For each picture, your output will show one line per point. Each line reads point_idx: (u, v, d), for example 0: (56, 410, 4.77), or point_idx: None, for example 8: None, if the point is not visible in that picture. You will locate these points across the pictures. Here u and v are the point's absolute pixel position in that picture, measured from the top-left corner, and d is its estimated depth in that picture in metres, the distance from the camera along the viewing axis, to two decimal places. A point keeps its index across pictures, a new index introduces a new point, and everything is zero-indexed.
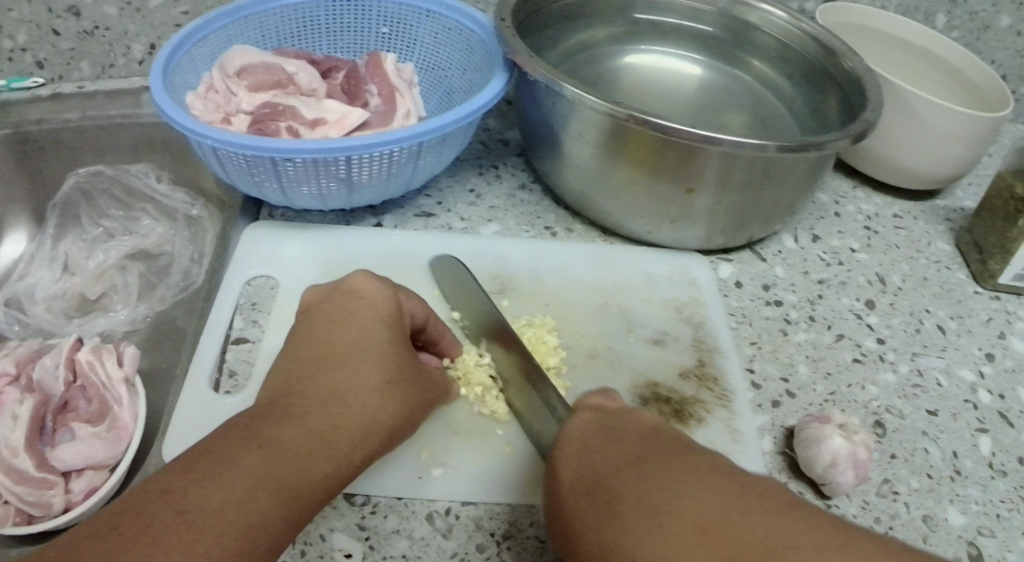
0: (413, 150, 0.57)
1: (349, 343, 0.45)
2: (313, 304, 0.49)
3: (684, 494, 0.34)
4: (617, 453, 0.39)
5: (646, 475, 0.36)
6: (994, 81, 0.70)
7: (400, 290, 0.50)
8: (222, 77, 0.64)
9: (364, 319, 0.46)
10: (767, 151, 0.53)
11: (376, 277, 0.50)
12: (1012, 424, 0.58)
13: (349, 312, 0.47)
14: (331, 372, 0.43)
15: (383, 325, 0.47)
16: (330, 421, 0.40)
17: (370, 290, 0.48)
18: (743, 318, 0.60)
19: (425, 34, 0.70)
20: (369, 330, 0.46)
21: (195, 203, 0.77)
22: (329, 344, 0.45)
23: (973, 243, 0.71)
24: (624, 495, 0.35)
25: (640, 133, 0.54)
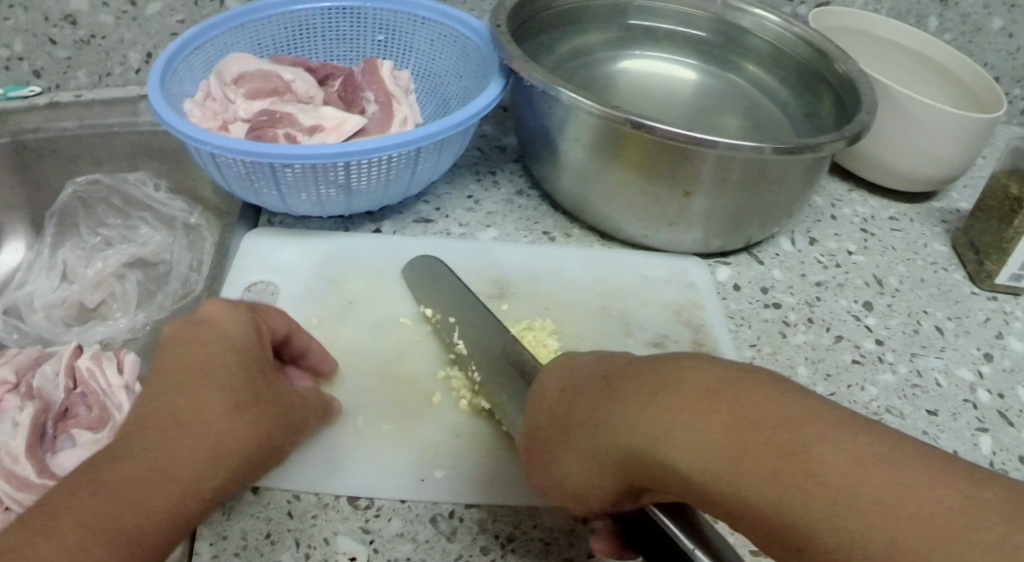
0: (410, 155, 0.58)
1: (196, 369, 0.41)
2: (167, 332, 0.44)
3: (694, 383, 0.30)
4: (590, 387, 0.36)
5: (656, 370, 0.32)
6: (987, 84, 0.70)
7: (253, 314, 0.46)
8: (219, 85, 0.65)
9: (212, 345, 0.42)
10: (763, 153, 0.53)
11: (229, 302, 0.45)
12: (1012, 423, 0.59)
13: (195, 336, 0.43)
14: (176, 399, 0.39)
15: (232, 351, 0.42)
16: (174, 453, 0.37)
17: (220, 316, 0.44)
18: (742, 320, 0.60)
19: (421, 41, 0.70)
20: (213, 355, 0.41)
21: (193, 211, 0.76)
22: (178, 372, 0.40)
23: (969, 245, 0.71)
24: (625, 395, 0.32)
25: (637, 136, 0.54)
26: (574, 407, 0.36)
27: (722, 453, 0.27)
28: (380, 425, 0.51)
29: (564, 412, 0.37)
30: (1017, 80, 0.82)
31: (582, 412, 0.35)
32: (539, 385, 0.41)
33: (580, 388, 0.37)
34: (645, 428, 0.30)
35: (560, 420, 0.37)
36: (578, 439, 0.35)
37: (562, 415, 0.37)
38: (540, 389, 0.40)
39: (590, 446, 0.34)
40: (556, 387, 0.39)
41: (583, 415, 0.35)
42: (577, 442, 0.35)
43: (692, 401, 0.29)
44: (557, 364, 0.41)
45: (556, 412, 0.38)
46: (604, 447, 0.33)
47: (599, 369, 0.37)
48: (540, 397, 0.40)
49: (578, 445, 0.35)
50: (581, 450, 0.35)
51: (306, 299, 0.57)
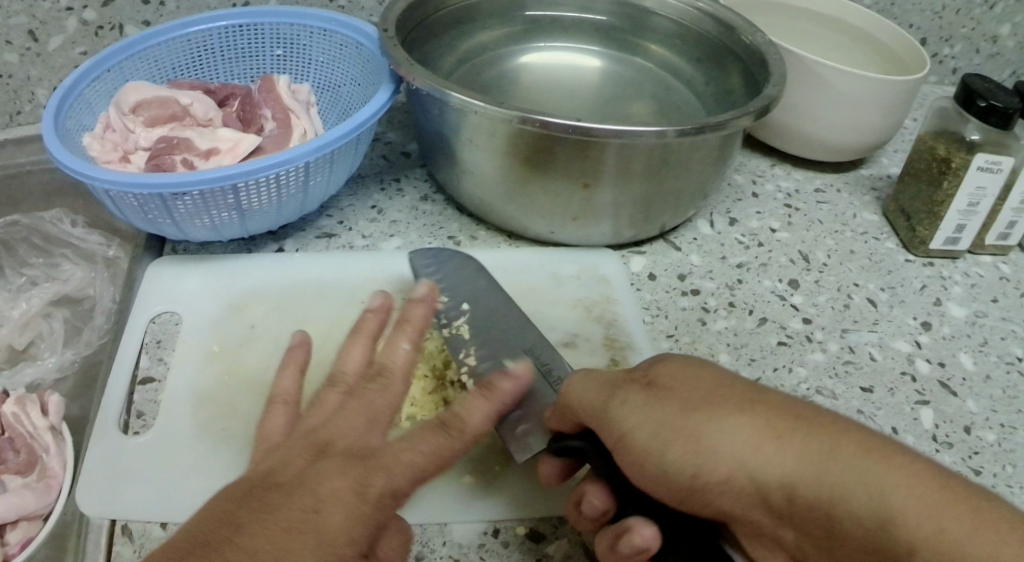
0: (301, 171, 0.56)
1: (285, 550, 0.30)
2: (285, 471, 0.35)
3: (815, 444, 0.34)
4: (695, 383, 0.38)
5: (776, 411, 0.36)
6: (908, 44, 0.69)
7: (372, 512, 0.34)
8: (118, 115, 0.63)
9: (305, 537, 0.31)
10: (666, 138, 0.52)
11: (360, 479, 0.34)
12: (955, 393, 0.58)
13: (294, 513, 0.32)
14: (267, 519, 0.31)
15: (325, 555, 0.31)
16: (277, 550, 0.30)
17: (335, 498, 0.33)
18: (659, 311, 0.58)
19: (319, 52, 0.70)
20: (309, 552, 0.31)
21: (110, 243, 0.74)
22: (257, 552, 0.30)
23: (900, 211, 0.70)
24: (748, 416, 0.36)
25: (536, 134, 0.53)
26: (750, 386, 0.38)
27: (874, 494, 0.32)
28: None
29: (738, 385, 0.38)
30: (944, 40, 0.81)
31: (757, 389, 0.38)
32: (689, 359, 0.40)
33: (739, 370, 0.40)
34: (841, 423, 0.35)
35: (726, 391, 0.37)
36: (776, 411, 0.36)
37: (730, 385, 0.38)
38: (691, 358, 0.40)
39: (790, 415, 0.36)
40: (709, 363, 0.40)
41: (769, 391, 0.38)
42: (770, 414, 0.36)
43: (836, 449, 0.34)
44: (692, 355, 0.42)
45: (727, 381, 0.38)
46: (799, 416, 0.35)
47: (703, 373, 0.39)
48: (661, 370, 0.40)
49: (766, 412, 0.36)
50: (783, 426, 0.35)
51: (209, 327, 0.56)
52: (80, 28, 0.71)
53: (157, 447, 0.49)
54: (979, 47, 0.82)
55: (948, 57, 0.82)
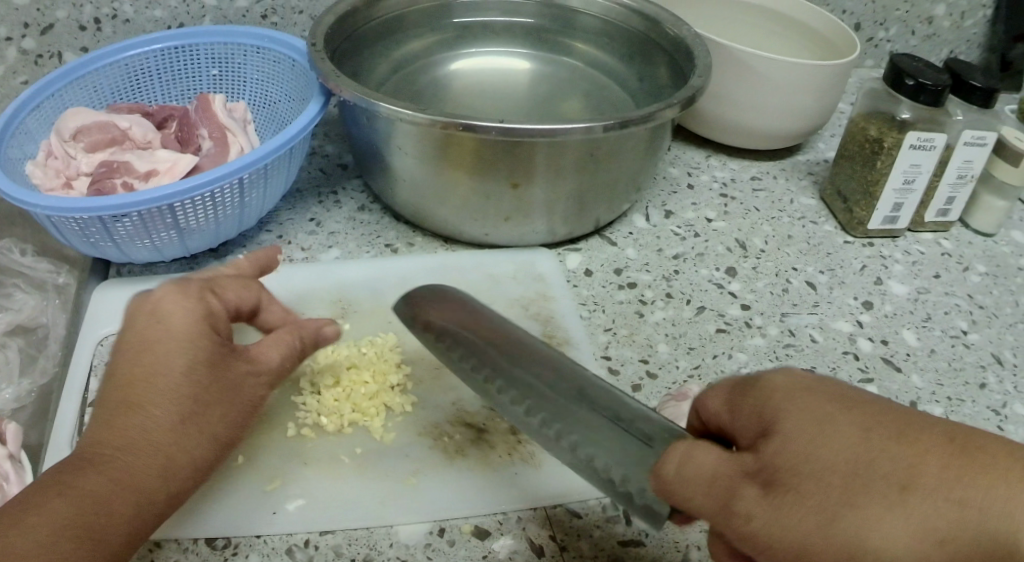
0: (236, 186, 0.57)
1: (148, 368, 0.40)
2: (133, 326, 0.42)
3: (1017, 506, 0.26)
4: (832, 426, 0.28)
5: (949, 462, 0.27)
6: (837, 28, 0.70)
7: (207, 304, 0.43)
8: (58, 142, 0.64)
9: (156, 348, 0.40)
10: (593, 134, 0.53)
11: (180, 287, 0.43)
12: (898, 368, 0.59)
13: (146, 335, 0.41)
14: (135, 351, 0.40)
15: (181, 352, 0.40)
16: (148, 370, 0.39)
17: (170, 310, 0.42)
18: (595, 306, 0.59)
19: (254, 69, 0.71)
20: (164, 356, 0.40)
21: (60, 271, 0.75)
22: (127, 378, 0.39)
23: (836, 194, 0.71)
24: (923, 475, 0.27)
25: (466, 137, 0.54)
26: (873, 409, 0.29)
27: None
28: (231, 462, 0.50)
29: (868, 417, 0.29)
30: (879, 23, 0.82)
31: (882, 412, 0.29)
32: (784, 392, 0.31)
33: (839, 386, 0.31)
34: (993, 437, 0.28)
35: (866, 441, 0.28)
36: (929, 450, 0.27)
37: (859, 421, 0.28)
38: (788, 389, 0.31)
39: (946, 449, 0.27)
40: (816, 395, 0.30)
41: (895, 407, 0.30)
42: (926, 461, 0.27)
43: None
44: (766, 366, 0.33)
45: (854, 421, 0.29)
46: (951, 441, 0.28)
47: (831, 406, 0.29)
48: (781, 412, 0.30)
49: (920, 460, 0.27)
50: (954, 467, 0.27)
51: None
52: (19, 57, 0.71)
53: None
54: (914, 28, 0.83)
55: (884, 40, 0.83)
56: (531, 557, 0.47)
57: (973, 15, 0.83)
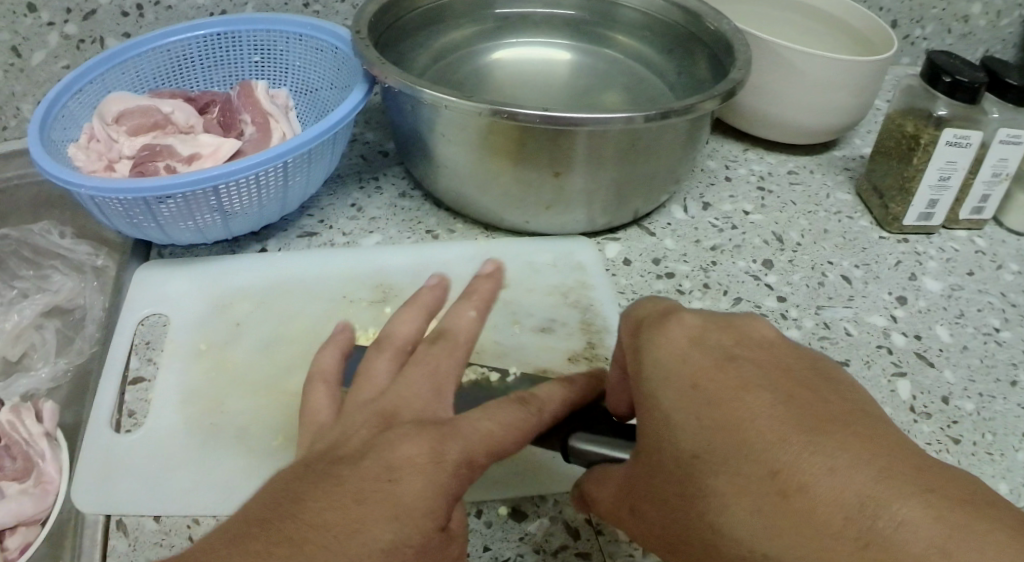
0: (280, 170, 0.58)
1: (356, 523, 0.29)
2: (351, 441, 0.33)
3: (814, 479, 0.28)
4: (673, 404, 0.34)
5: (754, 433, 0.31)
6: (876, 25, 0.70)
7: (461, 475, 0.32)
8: (101, 126, 0.65)
9: (374, 508, 0.30)
10: (634, 123, 0.53)
11: (436, 443, 0.32)
12: (932, 364, 0.59)
13: (361, 481, 0.31)
14: (402, 426, 0.33)
15: (400, 522, 0.30)
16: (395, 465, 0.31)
17: (414, 464, 0.31)
18: (634, 295, 0.59)
19: (295, 57, 0.71)
20: (381, 521, 0.29)
21: (99, 253, 0.74)
22: (329, 522, 0.29)
23: (873, 189, 0.72)
24: (732, 455, 0.31)
25: (509, 125, 0.54)
26: (716, 417, 0.32)
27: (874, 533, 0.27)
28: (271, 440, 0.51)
29: (705, 431, 0.32)
30: (916, 21, 0.82)
31: (728, 421, 0.31)
32: (653, 388, 0.35)
33: (708, 372, 0.33)
34: (822, 454, 0.29)
35: (693, 467, 0.32)
36: (744, 478, 0.30)
37: (697, 443, 0.32)
38: (656, 384, 0.35)
39: (752, 480, 0.30)
40: (676, 400, 0.33)
41: (742, 412, 0.31)
42: (738, 494, 0.30)
43: (829, 471, 0.28)
44: (664, 331, 0.36)
45: (695, 440, 0.32)
46: (772, 474, 0.29)
47: (684, 372, 0.34)
48: (647, 387, 0.35)
49: (734, 491, 0.30)
50: (753, 501, 0.29)
51: (196, 326, 0.58)
52: (62, 42, 0.72)
53: (148, 444, 0.50)
54: (950, 27, 0.83)
55: (920, 37, 0.83)
56: (568, 540, 0.47)
57: (1010, 14, 0.82)
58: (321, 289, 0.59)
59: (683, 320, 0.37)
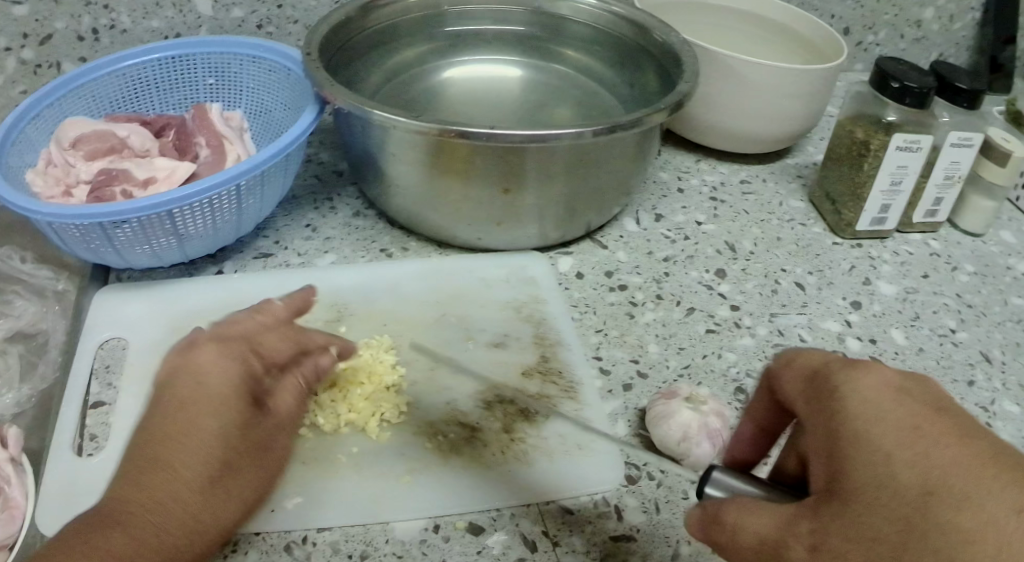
0: (234, 192, 0.58)
1: (183, 425, 0.38)
2: (164, 368, 0.42)
3: None
4: (880, 434, 0.29)
5: (983, 484, 0.27)
6: (824, 33, 0.72)
7: (247, 360, 0.42)
8: (58, 151, 0.65)
9: (193, 409, 0.39)
10: (583, 139, 0.54)
11: (230, 351, 0.42)
12: (887, 366, 0.60)
13: (181, 391, 0.39)
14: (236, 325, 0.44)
15: (216, 412, 0.39)
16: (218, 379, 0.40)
17: (212, 367, 0.41)
18: (587, 308, 0.60)
19: (249, 79, 0.72)
20: (202, 418, 0.38)
21: (60, 277, 0.76)
22: (159, 430, 0.38)
23: (825, 196, 0.72)
24: (957, 497, 0.27)
25: (459, 143, 0.55)
26: (940, 462, 0.28)
27: None
28: None
29: (930, 475, 0.28)
30: (868, 27, 0.83)
31: (944, 475, 0.28)
32: (860, 424, 0.30)
33: (923, 420, 0.30)
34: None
35: (915, 511, 0.27)
36: (975, 539, 0.26)
37: (914, 488, 0.28)
38: (862, 422, 0.30)
39: (980, 529, 0.26)
40: (892, 437, 0.29)
41: (963, 465, 0.28)
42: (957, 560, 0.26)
43: None
44: (861, 368, 0.32)
45: (915, 483, 0.28)
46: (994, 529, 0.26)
47: (890, 410, 0.30)
48: (843, 413, 0.31)
49: (967, 551, 0.26)
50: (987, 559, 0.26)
51: (154, 351, 0.58)
52: (18, 67, 0.72)
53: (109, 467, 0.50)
54: (903, 32, 0.84)
55: (873, 43, 0.84)
56: (525, 552, 0.47)
57: (961, 18, 0.84)
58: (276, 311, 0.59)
59: (877, 365, 0.32)
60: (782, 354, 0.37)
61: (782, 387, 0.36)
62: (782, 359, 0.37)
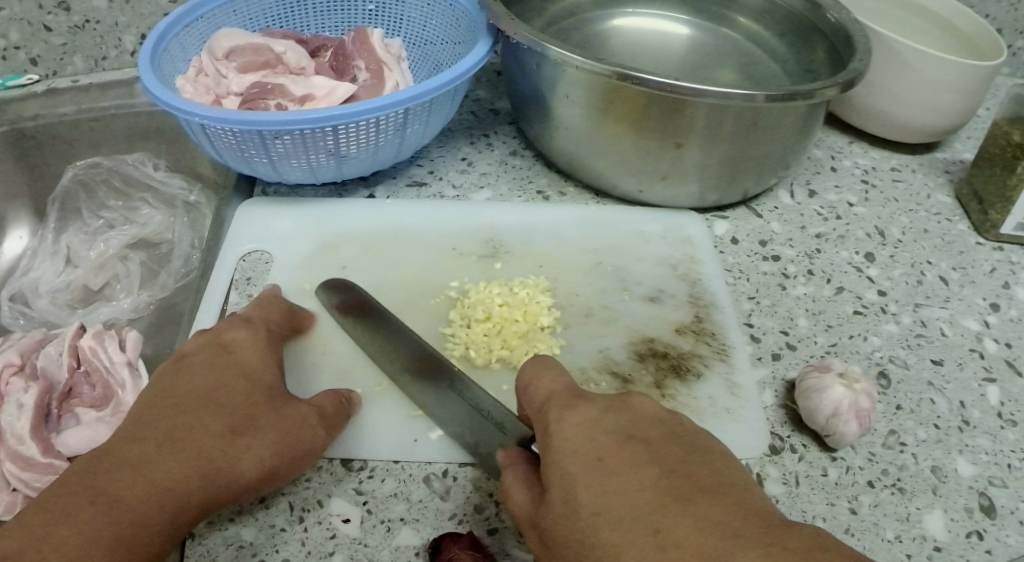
0: (400, 117, 0.58)
1: (197, 405, 0.43)
2: (242, 348, 0.47)
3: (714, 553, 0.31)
4: (570, 464, 0.36)
5: (611, 502, 0.34)
6: (989, 34, 0.70)
7: (271, 344, 0.48)
8: (211, 60, 0.65)
9: (196, 397, 0.43)
10: (756, 102, 0.52)
11: (253, 335, 0.48)
12: (1021, 373, 0.58)
13: (210, 366, 0.45)
14: (230, 334, 0.48)
15: (244, 378, 0.45)
16: (216, 366, 0.45)
17: (241, 344, 0.47)
18: (740, 274, 0.61)
19: (412, 7, 0.71)
20: (204, 406, 0.43)
21: (192, 189, 0.78)
22: (226, 405, 0.43)
23: (973, 194, 0.71)
24: (587, 508, 0.34)
25: (626, 89, 0.54)
26: (629, 486, 0.34)
27: None
28: (373, 386, 0.51)
29: (611, 497, 0.34)
30: (1019, 32, 0.81)
31: (613, 501, 0.34)
32: (555, 457, 0.37)
33: (606, 451, 0.36)
34: (753, 547, 0.31)
35: (609, 519, 0.34)
36: (680, 542, 0.32)
37: (585, 514, 0.34)
38: (558, 454, 0.37)
39: (639, 537, 0.32)
40: (578, 467, 0.36)
41: (633, 483, 0.34)
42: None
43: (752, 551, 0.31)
44: (570, 408, 0.39)
45: (582, 514, 0.34)
46: (654, 532, 0.32)
47: (595, 442, 0.37)
48: (548, 443, 0.38)
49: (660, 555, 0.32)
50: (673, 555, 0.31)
51: (301, 267, 0.57)
52: None
53: None
54: None
55: (1023, 49, 0.83)
56: None
57: None
58: (430, 241, 0.59)
59: (585, 406, 0.39)
60: (521, 376, 0.43)
61: (526, 409, 0.42)
62: (521, 386, 0.43)
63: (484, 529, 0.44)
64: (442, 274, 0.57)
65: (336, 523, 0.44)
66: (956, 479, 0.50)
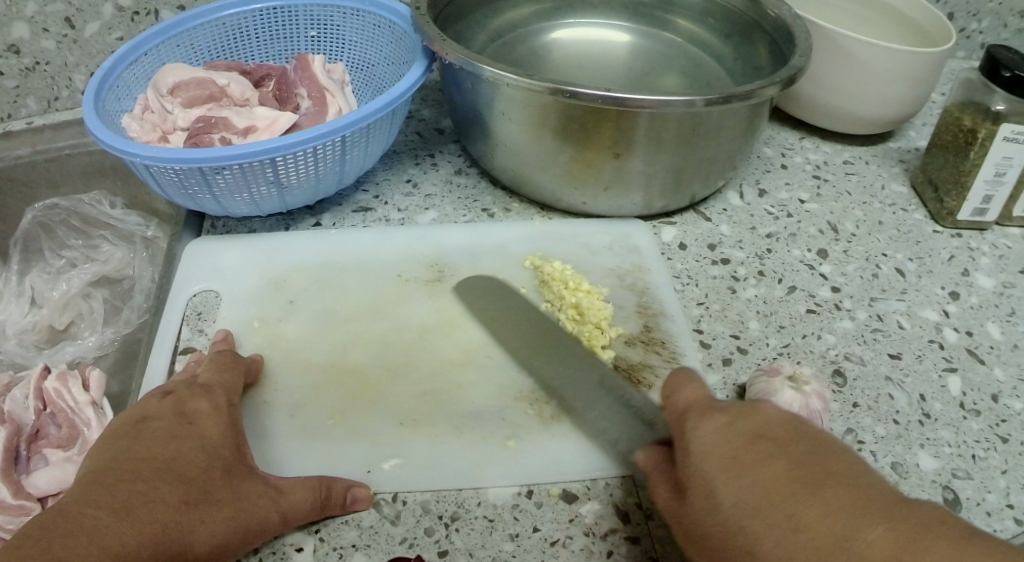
0: (339, 143, 0.58)
1: (155, 471, 0.40)
2: (201, 413, 0.45)
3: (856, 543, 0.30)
4: (709, 453, 0.35)
5: (749, 494, 0.33)
6: (936, 18, 0.69)
7: (232, 412, 0.47)
8: (155, 97, 0.65)
9: (153, 463, 0.41)
10: (695, 107, 0.52)
11: (215, 399, 0.46)
12: (983, 361, 0.57)
13: (172, 430, 0.43)
14: (193, 398, 0.46)
15: (204, 453, 0.42)
16: (176, 432, 0.43)
17: (202, 414, 0.45)
18: (689, 279, 0.61)
19: (352, 32, 0.72)
20: (164, 475, 0.40)
21: (149, 224, 0.80)
22: (185, 474, 0.41)
23: (929, 183, 0.70)
24: (726, 499, 0.33)
25: (562, 102, 0.53)
26: (765, 479, 0.33)
27: None
28: (325, 419, 0.50)
29: (749, 491, 0.33)
30: (972, 14, 0.81)
31: (753, 493, 0.33)
32: (693, 460, 0.36)
33: (740, 447, 0.35)
34: (879, 523, 0.30)
35: (752, 511, 0.32)
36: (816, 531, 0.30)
37: (725, 506, 0.33)
38: (693, 456, 0.36)
39: (778, 525, 0.31)
40: (718, 465, 0.35)
41: (768, 474, 0.33)
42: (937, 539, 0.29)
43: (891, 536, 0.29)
44: (704, 416, 0.37)
45: (723, 507, 0.33)
46: (792, 521, 0.31)
47: (730, 441, 0.35)
48: (687, 441, 0.37)
49: (802, 538, 0.31)
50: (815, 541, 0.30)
51: (249, 301, 0.57)
52: (116, 13, 0.73)
53: None
54: (1007, 22, 0.82)
55: (976, 31, 0.83)
56: (617, 523, 0.45)
57: None
58: (378, 268, 0.60)
59: (719, 409, 0.38)
60: (664, 386, 0.42)
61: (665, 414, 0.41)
62: (663, 393, 0.42)
63: (433, 552, 0.44)
64: (389, 297, 0.58)
65: (289, 552, 0.44)
66: (918, 474, 0.50)
